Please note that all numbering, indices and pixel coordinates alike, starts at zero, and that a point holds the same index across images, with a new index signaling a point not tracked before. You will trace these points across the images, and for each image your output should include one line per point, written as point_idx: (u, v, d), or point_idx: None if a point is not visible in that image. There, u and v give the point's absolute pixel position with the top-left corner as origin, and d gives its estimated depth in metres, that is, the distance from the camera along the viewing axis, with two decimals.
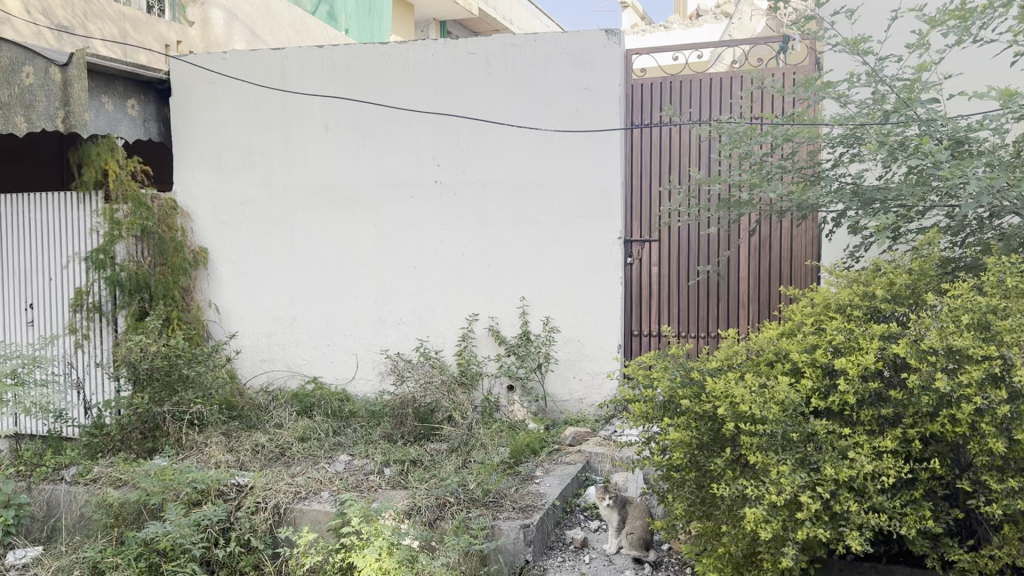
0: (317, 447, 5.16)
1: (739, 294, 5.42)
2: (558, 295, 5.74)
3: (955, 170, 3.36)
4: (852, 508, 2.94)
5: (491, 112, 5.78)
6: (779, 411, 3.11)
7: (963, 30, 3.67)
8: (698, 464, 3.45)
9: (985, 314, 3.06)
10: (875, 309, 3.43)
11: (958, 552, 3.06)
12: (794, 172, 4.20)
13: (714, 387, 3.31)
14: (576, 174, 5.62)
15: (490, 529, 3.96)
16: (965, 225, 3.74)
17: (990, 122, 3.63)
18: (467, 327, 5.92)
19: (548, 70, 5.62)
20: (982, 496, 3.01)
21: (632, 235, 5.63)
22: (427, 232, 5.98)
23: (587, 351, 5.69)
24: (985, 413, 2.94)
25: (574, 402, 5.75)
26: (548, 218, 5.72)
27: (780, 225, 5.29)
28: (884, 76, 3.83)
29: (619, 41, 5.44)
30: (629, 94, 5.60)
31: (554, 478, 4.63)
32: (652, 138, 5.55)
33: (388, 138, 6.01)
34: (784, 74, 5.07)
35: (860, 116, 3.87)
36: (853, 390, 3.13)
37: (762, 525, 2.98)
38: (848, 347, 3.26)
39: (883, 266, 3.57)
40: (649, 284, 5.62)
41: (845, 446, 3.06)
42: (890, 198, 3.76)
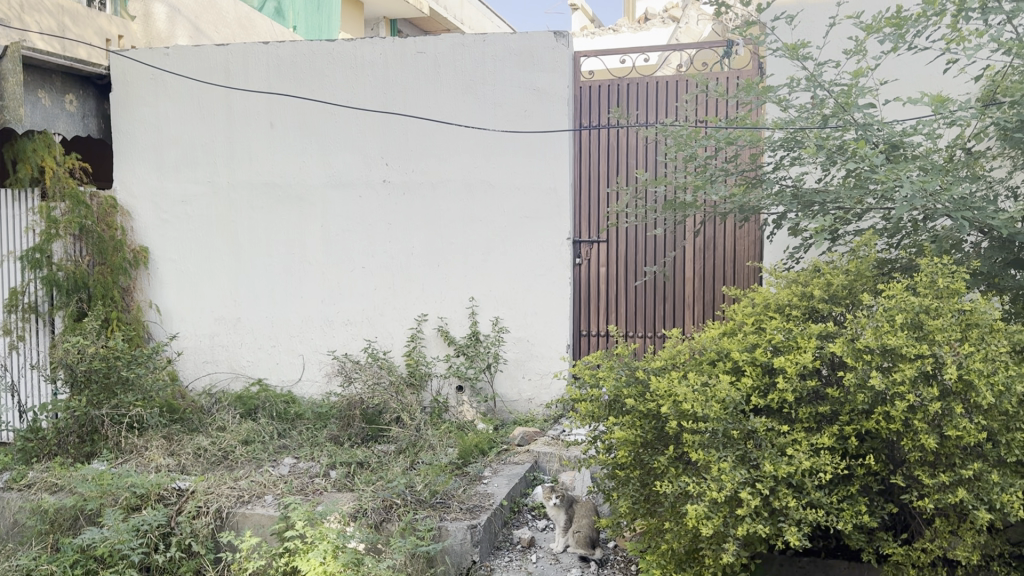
0: (261, 450, 5.08)
1: (685, 294, 5.48)
2: (507, 295, 5.74)
3: (889, 174, 3.42)
4: (790, 503, 2.99)
5: (440, 112, 5.77)
6: (720, 409, 3.16)
7: (898, 37, 3.70)
8: (642, 462, 3.49)
9: (919, 313, 3.13)
10: (813, 309, 3.52)
11: (892, 546, 3.13)
12: (736, 175, 4.26)
13: (658, 386, 3.35)
14: (525, 174, 5.64)
15: (437, 530, 3.95)
16: (900, 228, 3.83)
17: (923, 128, 3.71)
18: (416, 328, 5.89)
19: (496, 70, 5.63)
20: (916, 491, 3.09)
21: (581, 235, 5.66)
22: (374, 232, 5.93)
23: (536, 351, 5.71)
24: (918, 409, 3.02)
25: (523, 402, 5.77)
26: (497, 219, 5.72)
27: (725, 226, 5.36)
28: (822, 80, 3.88)
29: (567, 43, 5.47)
30: (578, 96, 5.62)
31: (502, 479, 4.63)
32: (600, 140, 5.59)
33: (335, 137, 5.95)
34: (728, 78, 5.17)
35: (800, 121, 3.94)
36: (791, 388, 3.19)
37: (703, 522, 3.02)
38: (787, 346, 3.33)
39: (822, 267, 3.66)
40: (597, 284, 5.65)
41: (783, 443, 3.12)
42: (829, 201, 3.85)
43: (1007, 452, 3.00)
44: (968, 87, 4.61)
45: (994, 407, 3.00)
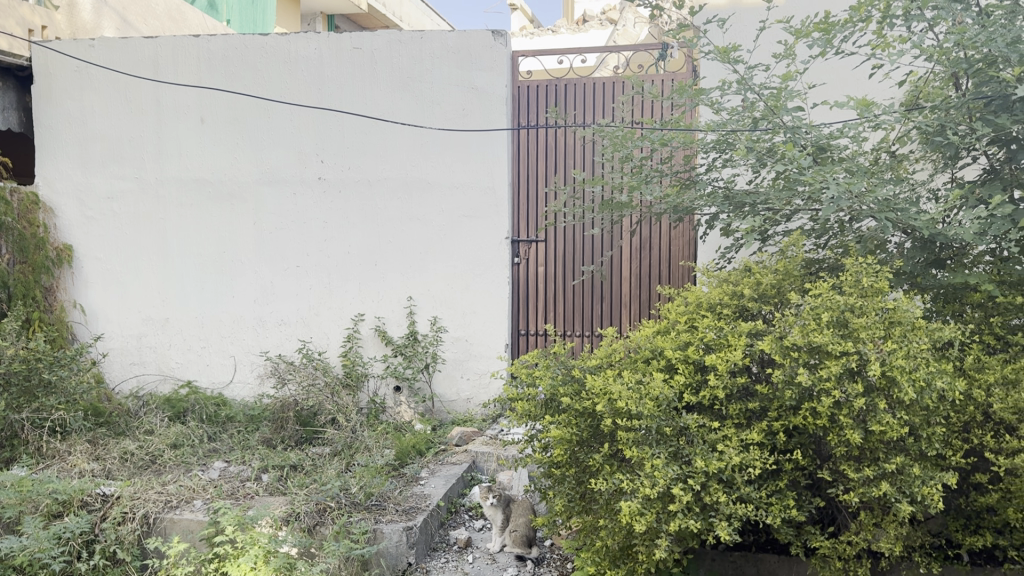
0: (190, 454, 4.95)
1: (622, 293, 5.53)
2: (445, 295, 5.71)
3: (816, 176, 3.50)
4: (721, 498, 3.03)
5: (377, 109, 5.71)
6: (653, 406, 3.19)
7: (826, 42, 3.75)
8: (577, 460, 3.49)
9: (844, 311, 3.20)
10: (743, 308, 3.59)
11: (820, 539, 3.20)
12: (671, 176, 4.31)
13: (593, 384, 3.36)
14: (463, 173, 5.62)
15: (371, 533, 3.87)
16: (827, 229, 3.93)
17: (850, 130, 3.80)
18: (352, 328, 5.81)
19: (434, 68, 5.60)
20: (841, 485, 3.16)
21: (519, 235, 5.66)
22: (309, 231, 5.84)
23: (474, 351, 5.69)
24: (843, 405, 3.08)
25: (461, 403, 5.74)
26: (435, 218, 5.69)
27: (660, 226, 5.42)
28: (753, 83, 3.94)
29: (505, 42, 5.48)
30: (516, 95, 5.62)
31: (438, 479, 4.60)
32: (538, 140, 5.59)
33: (269, 134, 5.84)
34: (663, 80, 5.25)
35: (731, 123, 4.00)
36: (722, 385, 3.25)
37: (636, 518, 3.04)
38: (718, 344, 3.38)
39: (752, 267, 3.74)
40: (535, 284, 5.66)
41: (714, 439, 3.16)
42: (759, 202, 3.92)
43: (927, 445, 3.09)
44: (892, 92, 4.77)
45: (916, 402, 3.07)
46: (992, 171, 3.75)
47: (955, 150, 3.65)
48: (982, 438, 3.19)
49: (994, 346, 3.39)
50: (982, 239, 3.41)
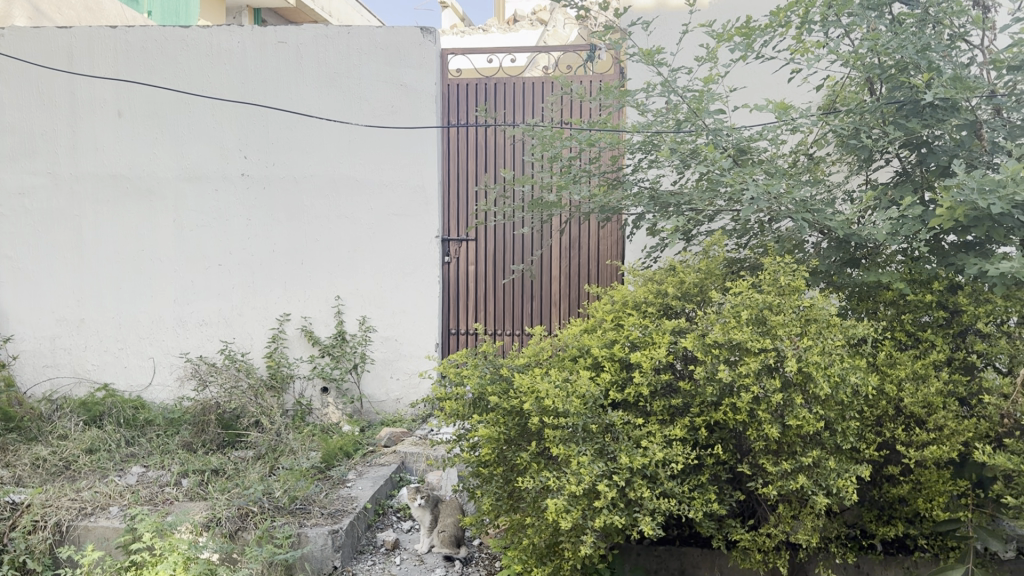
0: (106, 459, 4.79)
1: (552, 292, 5.55)
2: (373, 294, 5.66)
3: (736, 178, 3.57)
4: (645, 494, 3.07)
5: (303, 105, 5.62)
6: (579, 404, 3.21)
7: (747, 47, 3.81)
8: (505, 459, 3.48)
9: (762, 309, 3.29)
10: (667, 306, 3.66)
11: (740, 532, 3.27)
12: (598, 176, 4.35)
13: (521, 382, 3.37)
14: (391, 171, 5.57)
15: (295, 538, 3.80)
16: (748, 229, 4.03)
17: (769, 133, 3.89)
18: (278, 328, 5.71)
19: (362, 64, 5.55)
20: (761, 479, 3.24)
21: (450, 233, 5.65)
22: (233, 228, 5.71)
23: (403, 350, 5.65)
24: (762, 401, 3.16)
25: (390, 403, 5.68)
26: (363, 215, 5.62)
27: (589, 225, 5.47)
28: (676, 86, 3.99)
29: (434, 40, 5.46)
30: (445, 94, 5.60)
31: (366, 481, 4.55)
32: (468, 139, 5.59)
33: (191, 128, 5.69)
34: (591, 81, 5.31)
35: (656, 124, 4.06)
36: (647, 382, 3.31)
37: (562, 515, 3.04)
38: (644, 342, 3.44)
39: (676, 266, 3.82)
40: (466, 283, 5.66)
41: (639, 435, 3.21)
42: (683, 203, 3.98)
43: (843, 439, 3.19)
44: (810, 96, 4.92)
45: (832, 397, 3.16)
46: (904, 174, 3.89)
47: (869, 153, 3.77)
48: (894, 431, 3.30)
49: (905, 342, 3.50)
50: (895, 239, 3.51)
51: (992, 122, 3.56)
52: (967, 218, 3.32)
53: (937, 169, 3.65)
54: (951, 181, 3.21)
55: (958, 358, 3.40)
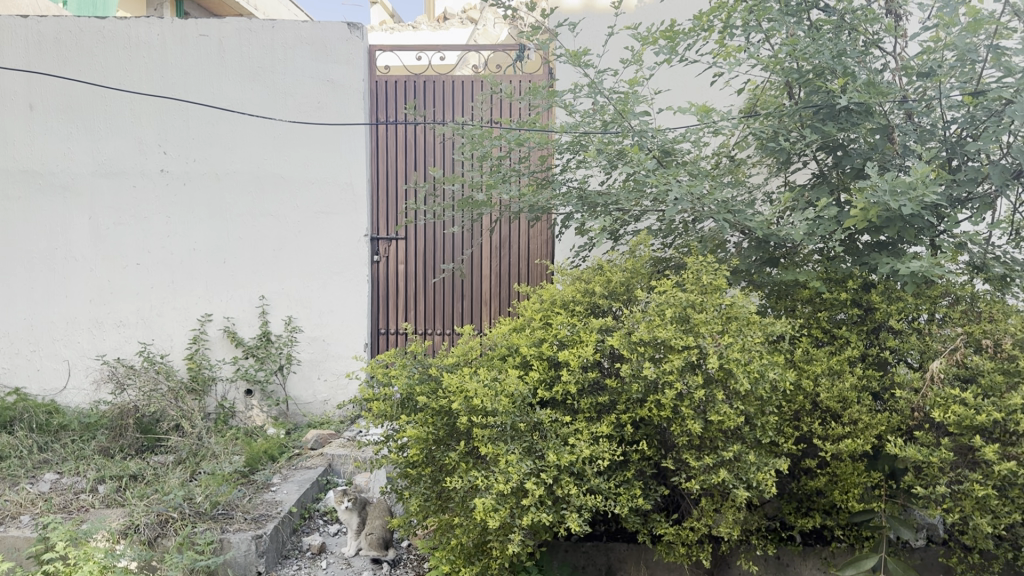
0: (17, 466, 4.60)
1: (482, 291, 5.56)
2: (299, 294, 5.57)
3: (660, 179, 3.62)
4: (572, 491, 3.09)
5: (226, 100, 5.49)
6: (508, 403, 3.22)
7: (671, 51, 3.88)
8: (433, 459, 3.45)
9: (686, 307, 3.35)
10: (595, 304, 3.70)
11: (665, 526, 3.33)
12: (527, 175, 4.37)
13: (449, 382, 3.35)
14: (317, 168, 5.49)
15: (217, 544, 3.72)
16: (673, 230, 4.11)
17: (692, 135, 3.97)
18: (199, 328, 5.56)
19: (286, 58, 5.45)
20: (684, 473, 3.30)
21: (379, 232, 5.59)
22: (152, 226, 5.55)
23: (330, 351, 5.57)
24: (685, 397, 3.22)
25: (317, 405, 5.60)
26: (289, 213, 5.53)
27: (519, 225, 5.49)
28: (603, 87, 4.03)
29: (361, 35, 5.41)
30: (374, 90, 5.54)
31: (291, 484, 4.48)
32: (397, 136, 5.54)
33: (107, 123, 5.52)
34: (520, 81, 5.36)
35: (583, 125, 4.10)
36: (574, 380, 3.34)
37: (490, 514, 3.03)
38: (571, 341, 3.48)
39: (604, 265, 3.87)
40: (395, 282, 5.60)
41: (567, 433, 3.24)
42: (611, 203, 4.03)
43: (762, 433, 3.27)
44: (731, 99, 5.05)
45: (752, 392, 3.24)
46: (820, 176, 4.01)
47: (787, 155, 3.88)
48: (811, 425, 3.41)
49: (821, 339, 3.63)
50: (812, 239, 3.62)
51: (903, 126, 3.68)
52: (880, 219, 3.45)
53: (852, 171, 3.78)
54: (865, 183, 3.32)
55: (871, 354, 3.52)
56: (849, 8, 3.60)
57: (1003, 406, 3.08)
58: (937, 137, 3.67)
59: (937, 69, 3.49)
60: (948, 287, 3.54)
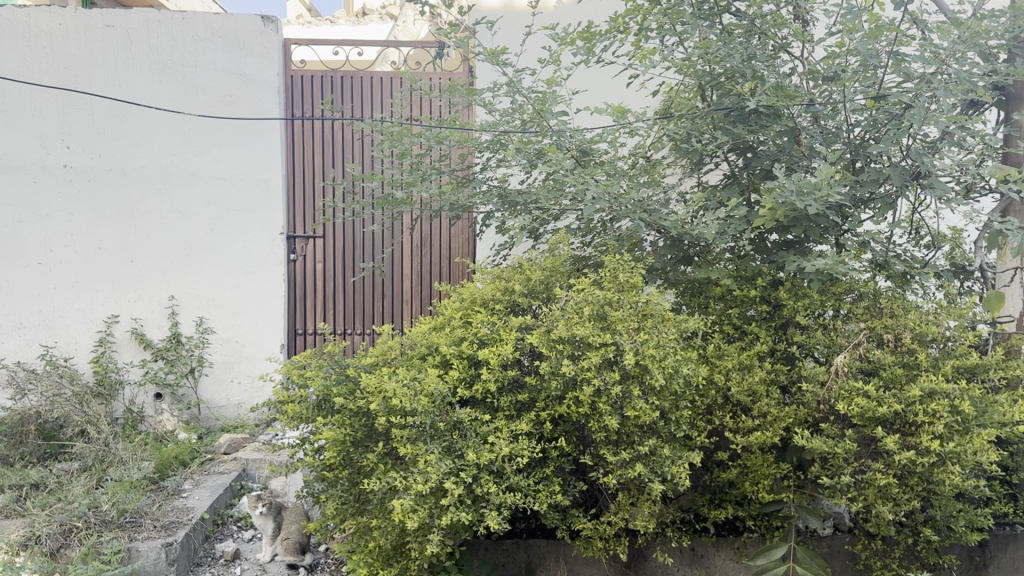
0: None
1: (403, 290, 5.51)
2: (211, 294, 5.42)
3: (578, 179, 3.66)
4: (491, 489, 3.09)
5: (133, 93, 5.31)
6: (427, 402, 3.19)
7: (588, 52, 3.93)
8: (351, 461, 3.40)
9: (603, 305, 3.39)
10: (514, 303, 3.72)
11: (583, 522, 3.37)
12: (447, 174, 4.34)
13: (367, 382, 3.31)
14: (230, 164, 5.35)
15: (125, 553, 3.58)
16: (591, 229, 4.15)
17: (608, 136, 4.03)
18: (105, 330, 5.36)
19: (198, 50, 5.31)
20: (602, 468, 3.33)
21: (295, 230, 5.48)
22: (54, 224, 5.33)
23: (244, 353, 5.43)
24: (602, 393, 3.26)
25: (231, 408, 5.46)
26: (201, 210, 5.37)
27: (440, 223, 5.47)
28: (521, 86, 4.05)
29: (276, 29, 5.31)
30: (289, 85, 5.43)
31: (204, 490, 4.36)
32: (314, 132, 5.44)
33: (5, 116, 5.29)
34: (440, 78, 5.35)
35: (502, 124, 4.11)
36: (494, 378, 3.35)
37: (408, 515, 3.00)
38: (492, 339, 3.48)
39: (524, 264, 3.90)
40: (313, 281, 5.50)
41: (486, 431, 3.23)
42: (530, 202, 4.05)
43: (676, 427, 3.34)
44: (646, 101, 5.15)
45: (666, 388, 3.30)
46: (731, 176, 4.12)
47: (700, 156, 3.99)
48: (723, 419, 3.49)
49: (733, 334, 3.72)
50: (723, 238, 3.72)
51: (810, 129, 3.78)
52: (787, 219, 3.57)
53: (761, 172, 3.89)
54: (773, 183, 3.42)
55: (779, 349, 3.63)
56: (759, 13, 3.69)
57: (903, 398, 3.23)
58: (842, 140, 3.79)
59: (841, 73, 3.60)
60: (852, 284, 3.67)
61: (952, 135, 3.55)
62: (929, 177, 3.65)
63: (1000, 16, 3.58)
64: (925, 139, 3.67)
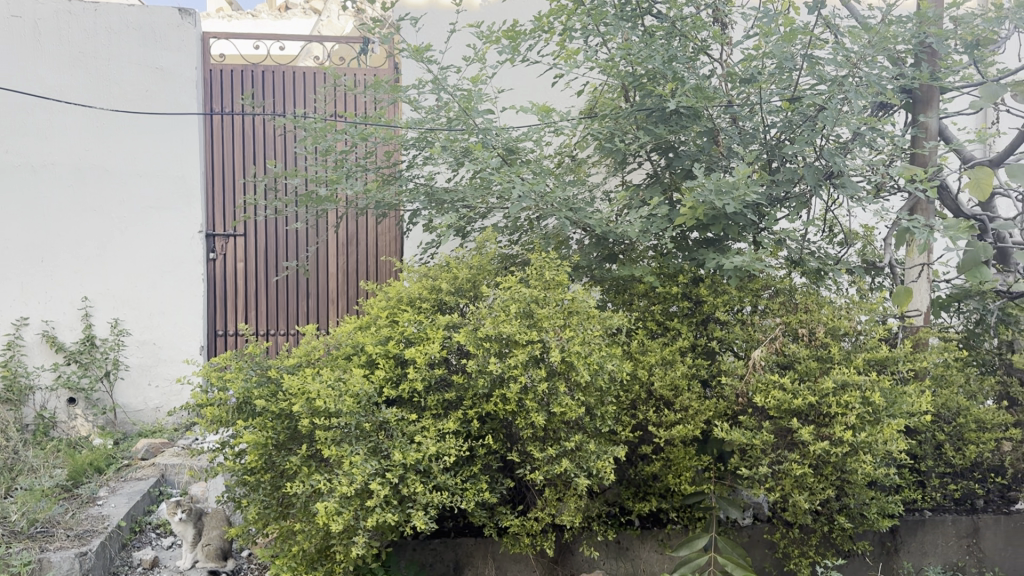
0: None
1: (328, 289, 5.43)
2: (127, 294, 5.25)
3: (504, 176, 3.66)
4: (418, 489, 3.08)
5: (42, 87, 5.12)
6: (352, 403, 3.16)
7: (513, 50, 3.95)
8: (273, 464, 3.34)
9: (530, 302, 3.40)
10: (441, 301, 3.72)
11: (510, 519, 3.38)
12: (373, 171, 4.28)
13: (291, 384, 3.25)
14: (147, 160, 5.20)
15: (36, 564, 3.43)
16: (518, 226, 4.15)
17: (534, 134, 4.05)
18: (13, 334, 5.14)
19: (111, 43, 5.16)
20: (529, 465, 3.36)
21: (215, 228, 5.35)
22: None
23: (161, 355, 5.27)
24: (529, 391, 3.28)
25: (149, 412, 5.30)
26: (116, 208, 5.21)
27: (367, 221, 5.41)
28: (447, 84, 4.04)
29: (193, 22, 5.20)
30: (208, 80, 5.30)
31: (120, 497, 4.23)
32: (234, 128, 5.32)
33: None
34: (365, 74, 5.30)
35: (428, 122, 4.10)
36: (421, 377, 3.33)
37: (333, 518, 2.97)
38: (418, 338, 3.47)
39: (450, 262, 3.89)
40: (235, 280, 5.37)
41: (413, 431, 3.21)
42: (457, 199, 4.04)
43: (602, 423, 3.39)
44: (570, 100, 5.20)
45: (592, 384, 3.34)
46: (654, 175, 4.20)
47: (623, 156, 4.05)
48: (647, 413, 3.55)
49: (656, 331, 3.79)
50: (647, 236, 3.79)
51: (728, 129, 3.88)
52: (707, 217, 3.65)
53: (682, 172, 3.98)
54: (694, 183, 3.50)
55: (701, 344, 3.71)
56: (679, 15, 3.76)
57: (817, 390, 3.35)
58: (759, 140, 3.90)
59: (758, 75, 3.71)
60: (769, 280, 3.78)
61: (863, 136, 3.70)
62: (841, 176, 3.78)
63: (907, 22, 3.72)
64: (837, 139, 3.80)
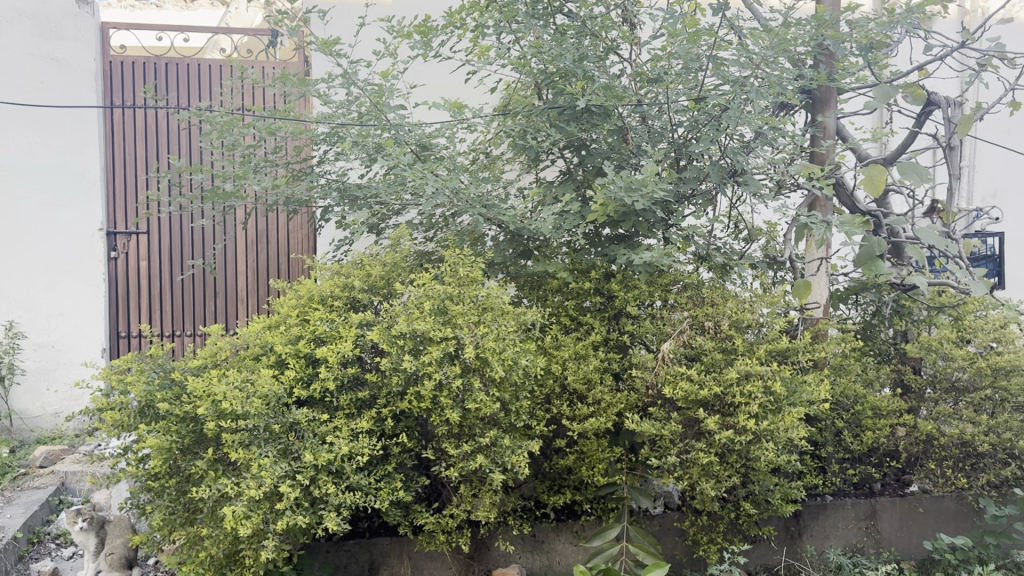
0: None
1: (238, 288, 5.30)
2: (22, 295, 5.02)
3: (415, 173, 3.65)
4: (330, 490, 3.05)
5: None
6: (260, 405, 3.11)
7: (424, 46, 3.93)
8: (178, 469, 3.25)
9: (444, 299, 3.40)
10: (354, 299, 3.68)
11: (425, 516, 3.38)
12: (283, 167, 4.20)
13: (196, 386, 3.17)
14: (43, 155, 4.99)
15: None
16: (433, 223, 4.09)
17: (446, 131, 4.04)
18: None
19: (2, 32, 4.93)
20: (443, 462, 3.36)
21: (116, 226, 5.16)
22: None
23: (61, 358, 5.07)
24: (444, 387, 3.28)
25: (48, 418, 5.10)
26: (8, 205, 4.98)
27: (278, 218, 5.30)
28: (357, 79, 3.99)
29: (92, 11, 5.00)
30: (108, 71, 5.12)
31: (16, 508, 4.05)
32: (136, 121, 5.15)
33: None
34: (274, 68, 5.21)
35: (339, 117, 4.04)
36: (333, 376, 3.29)
37: (241, 522, 2.91)
38: (329, 337, 3.42)
39: (363, 259, 3.85)
40: (139, 279, 5.20)
41: (325, 431, 3.18)
42: (369, 196, 3.99)
43: (517, 418, 3.41)
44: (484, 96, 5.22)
45: (506, 379, 3.36)
46: (567, 173, 4.24)
47: (536, 152, 4.06)
48: (561, 407, 3.60)
49: (569, 326, 3.85)
50: (559, 232, 3.83)
51: (637, 128, 3.96)
52: (618, 214, 3.72)
53: (593, 169, 4.04)
54: (604, 180, 3.55)
55: (613, 338, 3.78)
56: (588, 14, 3.81)
57: (721, 381, 3.46)
58: (666, 139, 3.98)
59: (664, 75, 3.80)
60: (677, 275, 3.88)
61: (765, 136, 3.83)
62: (744, 174, 3.90)
63: (806, 24, 3.84)
64: (740, 139, 3.92)
